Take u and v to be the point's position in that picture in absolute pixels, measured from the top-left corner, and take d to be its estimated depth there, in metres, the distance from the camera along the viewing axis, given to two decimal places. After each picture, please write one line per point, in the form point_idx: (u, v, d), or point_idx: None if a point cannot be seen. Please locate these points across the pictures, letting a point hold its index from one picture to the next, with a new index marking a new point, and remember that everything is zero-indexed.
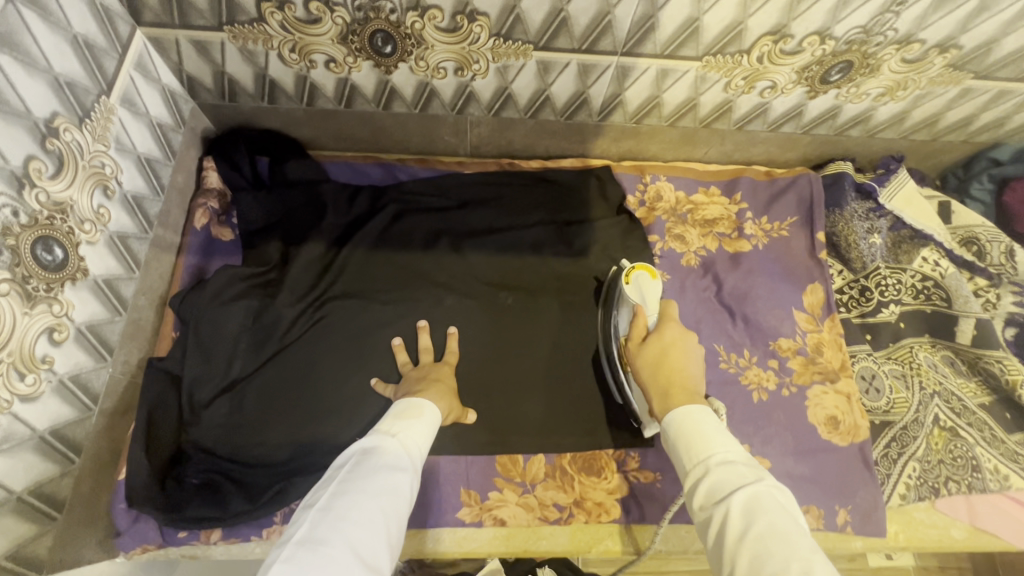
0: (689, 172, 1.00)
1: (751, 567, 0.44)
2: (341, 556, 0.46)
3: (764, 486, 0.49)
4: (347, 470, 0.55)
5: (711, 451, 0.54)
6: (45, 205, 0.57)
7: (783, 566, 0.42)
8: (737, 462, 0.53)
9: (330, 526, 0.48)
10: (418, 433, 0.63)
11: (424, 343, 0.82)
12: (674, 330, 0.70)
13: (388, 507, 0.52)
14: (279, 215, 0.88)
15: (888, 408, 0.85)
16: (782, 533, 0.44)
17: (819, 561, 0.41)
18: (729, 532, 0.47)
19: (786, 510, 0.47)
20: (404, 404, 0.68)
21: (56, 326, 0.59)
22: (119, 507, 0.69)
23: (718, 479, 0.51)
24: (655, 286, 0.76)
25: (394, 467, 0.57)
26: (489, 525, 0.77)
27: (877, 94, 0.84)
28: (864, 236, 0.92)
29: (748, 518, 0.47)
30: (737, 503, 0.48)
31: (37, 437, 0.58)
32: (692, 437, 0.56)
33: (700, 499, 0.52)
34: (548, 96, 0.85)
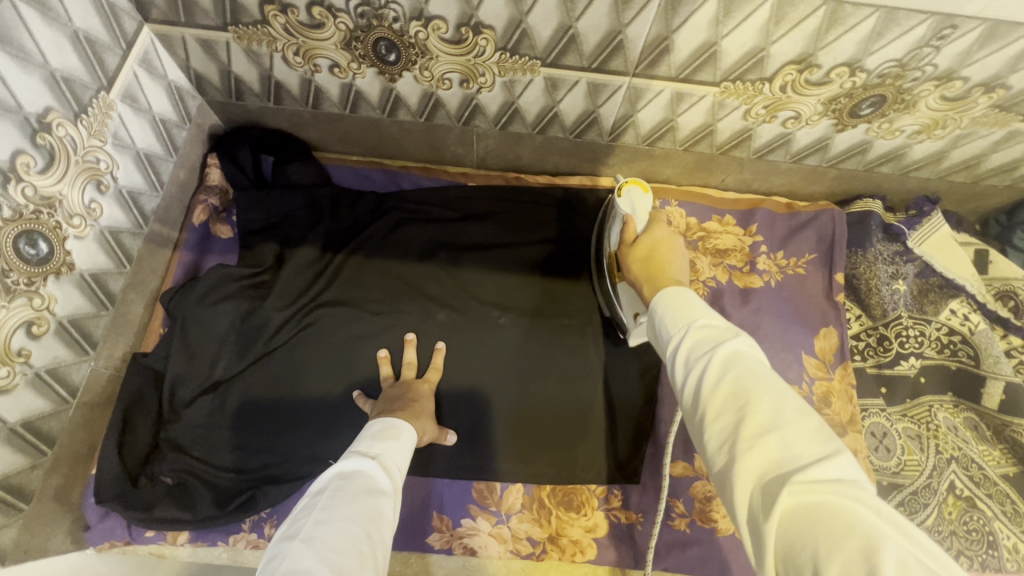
0: (702, 198, 0.95)
1: (723, 411, 0.38)
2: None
3: (744, 341, 0.41)
4: (330, 495, 0.49)
5: (693, 315, 0.46)
6: (31, 200, 0.57)
7: (759, 410, 0.37)
8: (718, 322, 0.45)
9: (315, 558, 0.42)
10: (396, 457, 0.59)
11: (410, 357, 0.80)
12: (664, 231, 0.66)
13: (374, 536, 0.47)
14: (276, 217, 0.87)
15: (898, 470, 0.79)
16: (766, 378, 0.38)
17: (793, 403, 0.37)
18: (710, 384, 0.40)
19: (766, 363, 0.41)
20: (379, 425, 0.64)
21: (35, 319, 0.59)
22: (90, 501, 0.70)
23: (698, 337, 0.44)
24: (645, 196, 0.72)
25: (377, 491, 0.52)
26: (458, 554, 0.75)
27: (912, 132, 0.78)
28: (886, 281, 0.86)
29: (725, 368, 0.40)
30: (719, 355, 0.41)
31: (7, 429, 0.58)
32: (675, 308, 0.48)
33: (677, 359, 0.44)
34: (557, 113, 0.81)
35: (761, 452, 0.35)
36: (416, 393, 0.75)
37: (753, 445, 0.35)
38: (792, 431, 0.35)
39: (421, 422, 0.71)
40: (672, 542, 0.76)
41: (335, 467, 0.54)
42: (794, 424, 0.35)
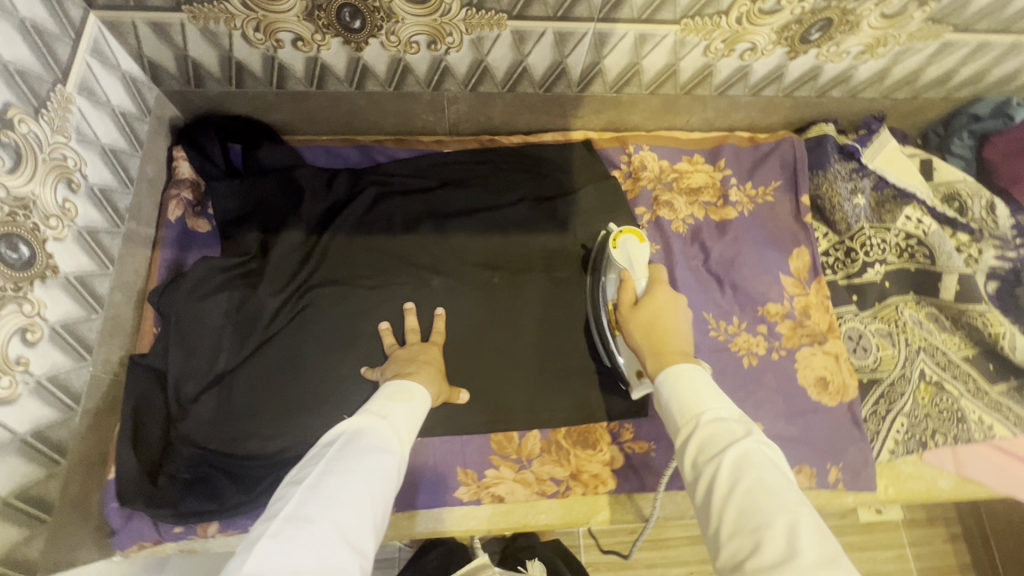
0: (671, 140, 0.99)
1: (736, 521, 0.44)
2: (328, 535, 0.44)
3: (754, 442, 0.48)
4: (336, 451, 0.52)
5: (703, 408, 0.53)
6: (5, 201, 0.55)
7: (769, 521, 0.42)
8: (731, 418, 0.52)
9: (318, 504, 0.46)
10: (406, 418, 0.61)
11: (413, 324, 0.81)
12: (663, 293, 0.71)
13: (376, 489, 0.50)
14: (254, 204, 0.86)
15: (876, 366, 0.86)
16: (770, 487, 0.44)
17: (805, 518, 0.42)
18: (719, 485, 0.46)
19: (778, 469, 0.47)
20: (394, 387, 0.66)
21: (28, 326, 0.57)
22: (111, 506, 0.68)
23: (709, 432, 0.51)
24: (641, 252, 0.77)
25: (384, 449, 0.54)
26: (488, 502, 0.78)
27: (857, 53, 0.83)
28: (847, 197, 0.92)
29: (737, 472, 0.46)
30: (728, 458, 0.47)
31: (18, 440, 0.56)
32: (686, 398, 0.55)
33: (690, 457, 0.51)
34: (526, 68, 0.83)
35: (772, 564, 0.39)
36: (427, 356, 0.76)
37: (764, 557, 0.40)
38: (801, 546, 0.39)
39: (434, 382, 0.72)
40: None
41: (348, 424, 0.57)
42: (804, 539, 0.40)
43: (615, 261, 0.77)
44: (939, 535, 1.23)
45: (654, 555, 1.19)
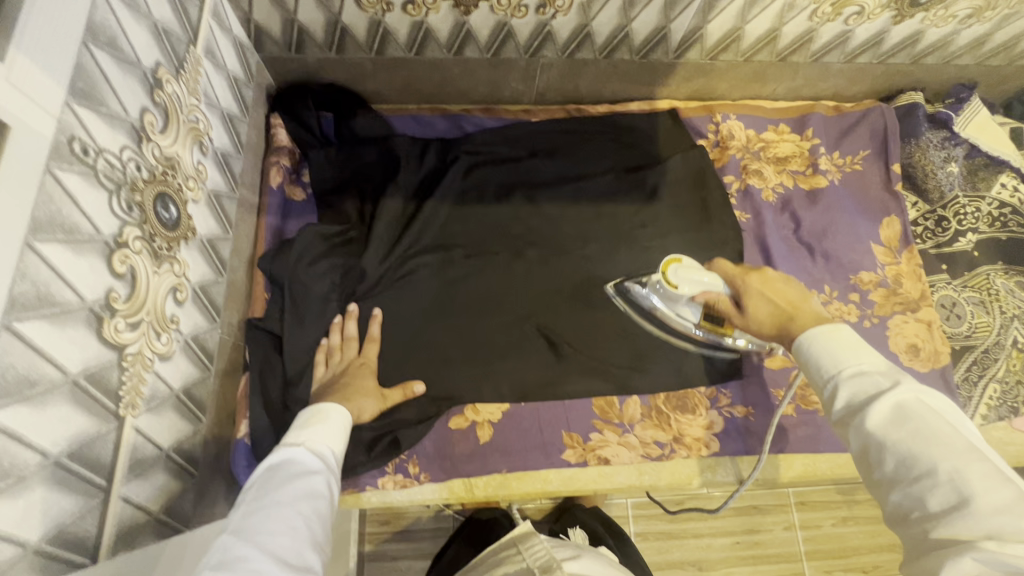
0: (758, 110, 0.98)
1: (896, 473, 0.43)
2: (267, 567, 0.42)
3: (907, 394, 0.45)
4: (256, 489, 0.49)
5: (843, 364, 0.50)
6: (159, 160, 0.55)
7: (934, 473, 0.41)
8: (872, 371, 0.49)
9: (249, 541, 0.44)
10: (327, 439, 0.59)
11: (350, 332, 0.76)
12: (754, 280, 0.69)
13: (309, 510, 0.49)
14: (351, 172, 0.86)
15: (970, 333, 0.87)
16: (935, 438, 0.42)
17: (975, 465, 0.41)
18: (873, 442, 0.45)
19: (937, 411, 0.45)
20: (306, 414, 0.62)
21: (178, 286, 0.58)
22: (240, 465, 0.70)
23: (853, 391, 0.48)
24: (689, 268, 0.72)
25: (305, 473, 0.52)
26: (593, 465, 0.79)
27: (964, 16, 0.82)
28: (941, 165, 0.92)
29: (895, 426, 0.45)
30: (882, 412, 0.45)
31: (174, 395, 0.58)
32: (825, 354, 0.52)
33: (836, 413, 0.49)
34: (628, 33, 0.82)
35: (950, 518, 0.39)
36: (347, 378, 0.71)
37: (936, 510, 0.40)
38: (976, 496, 0.39)
39: (350, 405, 0.68)
40: (780, 425, 0.82)
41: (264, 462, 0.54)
42: (977, 486, 0.40)
43: (685, 295, 0.72)
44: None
45: (702, 526, 1.21)
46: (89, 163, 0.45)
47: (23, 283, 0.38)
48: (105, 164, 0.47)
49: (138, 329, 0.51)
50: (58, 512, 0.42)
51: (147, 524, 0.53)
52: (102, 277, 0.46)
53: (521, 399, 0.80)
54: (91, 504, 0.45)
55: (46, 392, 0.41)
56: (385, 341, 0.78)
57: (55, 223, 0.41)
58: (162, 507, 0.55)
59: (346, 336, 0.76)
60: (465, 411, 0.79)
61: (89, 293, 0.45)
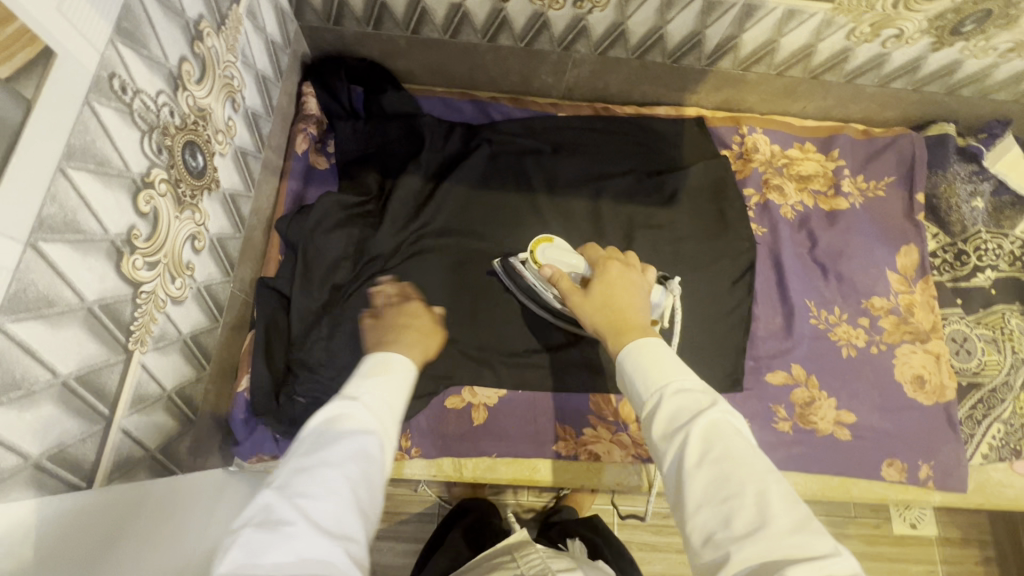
0: (785, 126, 0.98)
1: (704, 496, 0.43)
2: (305, 531, 0.39)
3: (719, 412, 0.46)
4: (307, 444, 0.46)
5: (669, 379, 0.50)
6: (192, 109, 0.57)
7: (742, 495, 0.41)
8: (688, 388, 0.49)
9: (294, 503, 0.40)
10: (387, 394, 0.54)
11: (393, 293, 0.77)
12: (614, 269, 0.68)
13: (356, 475, 0.45)
14: (375, 147, 0.87)
15: (978, 370, 0.85)
16: (741, 459, 0.43)
17: (772, 488, 0.41)
18: (687, 459, 0.44)
19: (743, 435, 0.46)
20: (371, 361, 0.58)
21: (197, 234, 0.60)
22: (238, 417, 0.72)
23: (675, 407, 0.48)
24: (561, 249, 0.73)
25: (362, 432, 0.48)
26: (583, 459, 0.80)
27: (1005, 50, 0.81)
28: (966, 199, 0.90)
29: (706, 445, 0.45)
30: (697, 429, 0.45)
31: (182, 340, 0.59)
32: (651, 367, 0.52)
33: (655, 431, 0.48)
34: (662, 35, 0.82)
35: (745, 545, 0.39)
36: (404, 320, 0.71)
37: (739, 534, 0.40)
38: (773, 519, 0.39)
39: (399, 333, 0.69)
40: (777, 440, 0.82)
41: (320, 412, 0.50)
42: (772, 508, 0.40)
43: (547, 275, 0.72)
44: (971, 559, 1.19)
45: (681, 540, 1.21)
46: (126, 101, 0.46)
47: (52, 206, 0.39)
48: (141, 105, 0.48)
49: (155, 269, 0.53)
50: (61, 433, 0.43)
51: (142, 460, 0.54)
52: (126, 214, 0.48)
53: (519, 386, 0.80)
54: (93, 430, 0.46)
55: (62, 315, 0.42)
56: None
57: (88, 154, 0.42)
58: (159, 445, 0.57)
59: (389, 297, 0.77)
60: (463, 392, 0.79)
61: (113, 227, 0.46)
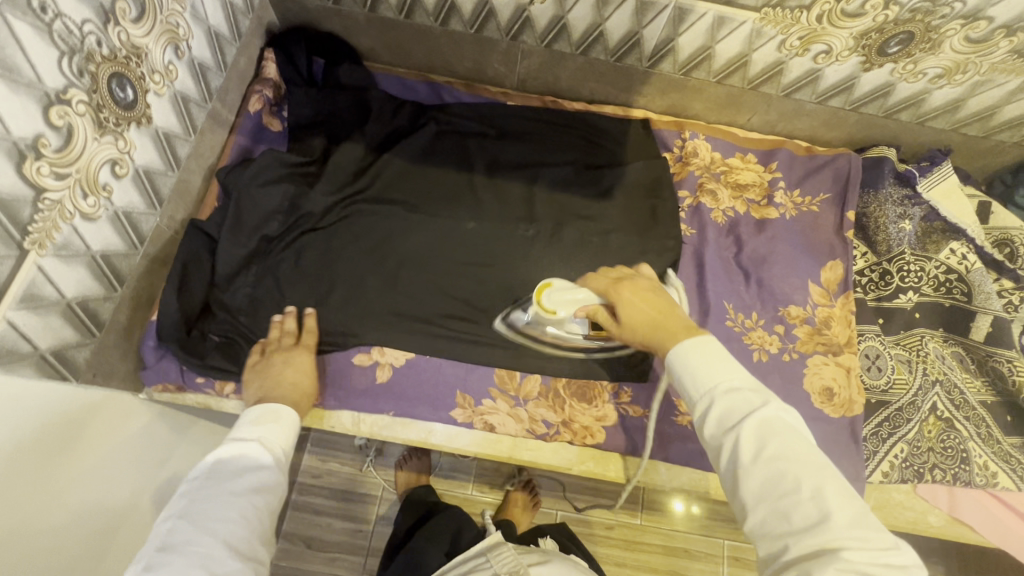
0: (728, 136, 1.00)
1: (762, 491, 0.49)
2: (215, 555, 0.54)
3: (772, 411, 0.50)
4: (204, 483, 0.59)
5: (718, 381, 0.54)
6: (124, 45, 0.62)
7: (796, 492, 0.47)
8: (744, 387, 0.53)
9: (197, 532, 0.55)
10: (282, 433, 0.67)
11: (289, 328, 0.78)
12: (625, 291, 0.66)
13: (255, 505, 0.59)
14: (325, 115, 0.92)
15: (887, 388, 0.86)
16: (795, 456, 0.49)
17: (825, 481, 0.47)
18: (742, 458, 0.50)
19: (793, 427, 0.51)
20: (263, 407, 0.69)
21: (118, 160, 0.64)
22: (149, 343, 0.76)
23: (727, 408, 0.52)
24: (564, 289, 0.73)
25: (255, 470, 0.62)
26: (479, 428, 0.82)
27: (934, 75, 0.83)
28: (893, 220, 0.91)
29: (761, 444, 0.50)
30: (753, 430, 0.50)
31: (90, 256, 0.63)
32: (701, 369, 0.55)
33: (708, 429, 0.53)
34: (602, 32, 0.86)
35: (806, 536, 0.46)
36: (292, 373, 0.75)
37: (798, 527, 0.46)
38: (831, 514, 0.46)
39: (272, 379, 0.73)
40: (676, 433, 0.82)
41: (218, 451, 0.63)
42: (829, 502, 0.46)
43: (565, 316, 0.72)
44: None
45: (626, 556, 1.23)
46: (44, 20, 0.52)
47: None
48: (62, 28, 0.54)
49: (63, 181, 0.57)
50: None
51: (30, 356, 0.58)
52: (34, 121, 0.53)
53: (428, 351, 0.82)
54: None
55: None
56: (312, 270, 0.83)
57: None
58: (51, 347, 0.61)
59: (285, 330, 0.78)
60: (371, 350, 0.82)
61: (16, 130, 0.51)
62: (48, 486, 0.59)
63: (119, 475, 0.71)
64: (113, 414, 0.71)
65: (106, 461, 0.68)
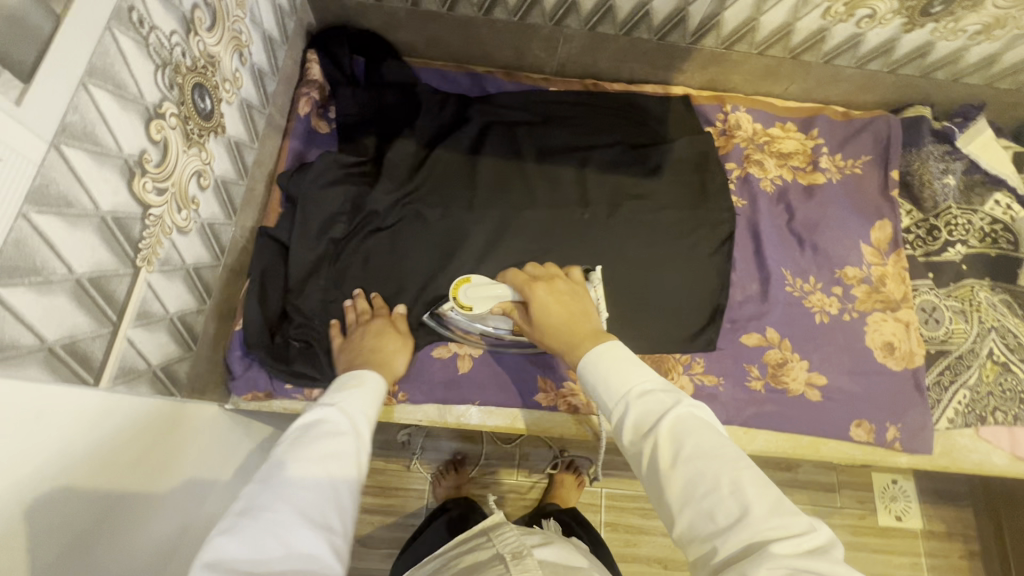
0: (767, 106, 1.02)
1: (685, 495, 0.46)
2: (291, 523, 0.44)
3: (685, 408, 0.49)
4: (289, 443, 0.51)
5: (632, 383, 0.53)
6: (202, 54, 0.62)
7: (716, 488, 0.44)
8: (652, 388, 0.52)
9: (277, 494, 0.45)
10: (363, 402, 0.60)
11: (363, 306, 0.80)
12: (539, 291, 0.69)
13: (336, 469, 0.50)
14: (373, 112, 0.91)
15: (946, 338, 0.89)
16: (709, 451, 0.46)
17: (744, 471, 0.45)
18: (660, 459, 0.48)
19: (707, 423, 0.49)
20: (344, 376, 0.64)
21: (202, 172, 0.64)
22: (235, 353, 0.77)
23: (641, 410, 0.51)
24: (480, 284, 0.76)
25: (338, 433, 0.53)
26: (563, 410, 0.84)
27: (974, 32, 0.86)
28: (938, 176, 0.95)
29: (676, 443, 0.47)
30: (665, 429, 0.48)
31: (185, 269, 0.63)
32: (611, 375, 0.54)
33: (628, 433, 0.51)
34: (647, 11, 0.88)
35: (732, 534, 0.42)
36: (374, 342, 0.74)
37: (722, 527, 0.43)
38: (753, 507, 0.42)
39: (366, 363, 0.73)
40: (751, 398, 0.85)
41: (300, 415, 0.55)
42: (750, 495, 0.43)
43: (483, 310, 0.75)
44: (956, 551, 1.25)
45: None
46: (143, 34, 0.51)
47: (73, 115, 0.44)
48: (156, 41, 0.53)
49: (164, 196, 0.57)
50: (73, 325, 0.47)
51: (144, 372, 0.59)
52: (139, 137, 0.52)
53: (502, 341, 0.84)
54: (100, 331, 0.51)
55: (78, 218, 0.46)
56: (382, 270, 0.84)
57: (107, 75, 0.47)
58: (159, 363, 0.61)
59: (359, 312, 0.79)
60: (449, 343, 0.84)
61: (126, 148, 0.51)
62: (149, 476, 0.58)
63: (193, 469, 0.67)
64: (204, 418, 0.72)
65: (177, 452, 0.64)
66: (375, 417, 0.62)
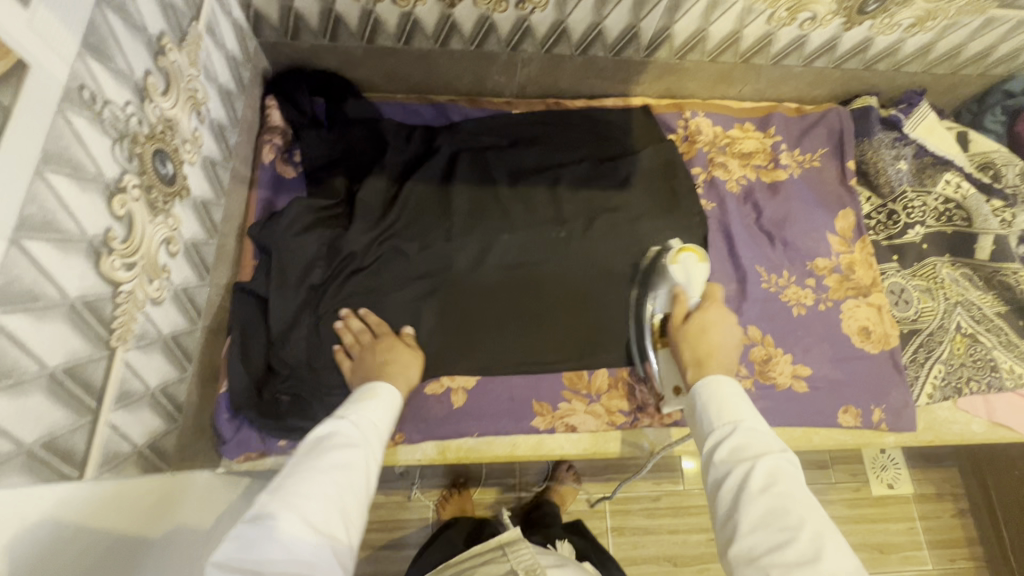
0: (725, 109, 1.05)
1: (762, 521, 0.48)
2: (297, 530, 0.45)
3: (785, 458, 0.52)
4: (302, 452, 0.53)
5: (741, 416, 0.57)
6: (159, 119, 0.60)
7: (798, 528, 0.47)
8: (760, 429, 0.55)
9: (287, 500, 0.47)
10: (372, 414, 0.61)
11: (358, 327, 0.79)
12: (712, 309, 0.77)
13: (343, 479, 0.51)
14: (340, 152, 0.91)
15: (917, 317, 0.93)
16: (802, 500, 0.49)
17: (829, 532, 0.47)
18: (748, 483, 0.50)
19: (800, 480, 0.51)
20: (362, 390, 0.66)
21: (171, 239, 0.62)
22: (222, 417, 0.76)
23: (741, 440, 0.54)
24: (699, 270, 0.82)
25: (346, 446, 0.55)
26: (561, 432, 0.84)
27: (908, 25, 0.90)
28: (891, 163, 0.99)
29: (769, 479, 0.50)
30: (763, 465, 0.51)
31: (162, 340, 0.62)
32: (724, 402, 0.59)
33: (721, 454, 0.55)
34: (600, 31, 0.89)
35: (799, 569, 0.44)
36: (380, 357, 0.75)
37: (791, 561, 0.45)
38: (826, 558, 0.44)
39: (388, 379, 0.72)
40: None
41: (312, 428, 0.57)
42: (829, 550, 0.45)
43: (671, 275, 0.82)
44: (946, 511, 1.29)
45: (676, 522, 1.25)
46: (95, 110, 0.50)
47: (31, 205, 0.42)
48: (110, 114, 0.52)
49: (133, 270, 0.55)
50: (51, 422, 0.45)
51: (130, 453, 0.57)
52: (102, 216, 0.51)
53: (493, 369, 0.84)
54: (81, 422, 0.49)
55: (46, 310, 0.44)
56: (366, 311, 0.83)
57: (63, 159, 0.45)
58: (145, 441, 0.59)
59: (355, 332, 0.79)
60: (442, 378, 0.83)
61: (90, 228, 0.49)
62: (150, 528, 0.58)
63: (196, 514, 0.68)
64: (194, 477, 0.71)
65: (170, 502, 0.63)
66: (388, 432, 0.63)
